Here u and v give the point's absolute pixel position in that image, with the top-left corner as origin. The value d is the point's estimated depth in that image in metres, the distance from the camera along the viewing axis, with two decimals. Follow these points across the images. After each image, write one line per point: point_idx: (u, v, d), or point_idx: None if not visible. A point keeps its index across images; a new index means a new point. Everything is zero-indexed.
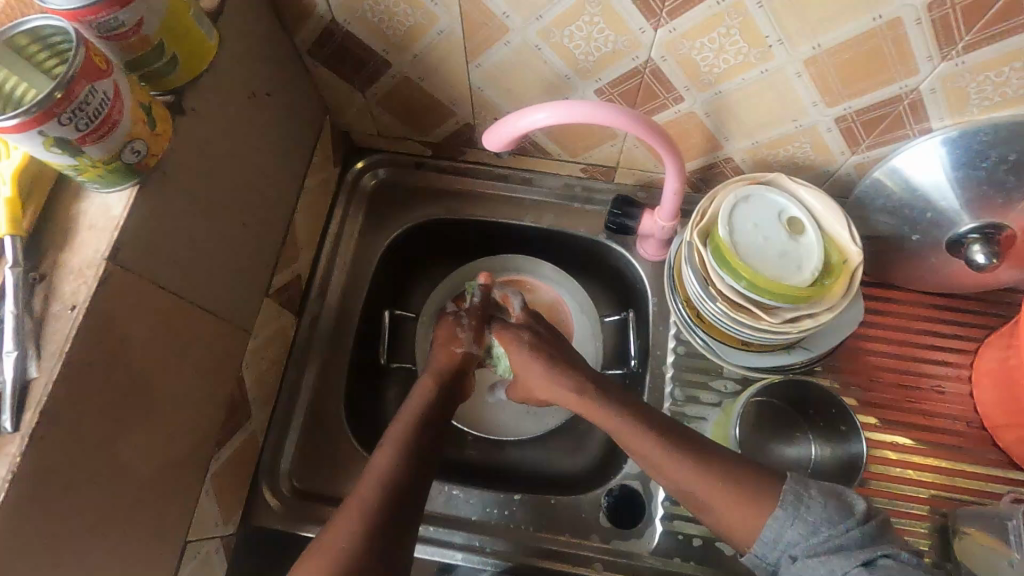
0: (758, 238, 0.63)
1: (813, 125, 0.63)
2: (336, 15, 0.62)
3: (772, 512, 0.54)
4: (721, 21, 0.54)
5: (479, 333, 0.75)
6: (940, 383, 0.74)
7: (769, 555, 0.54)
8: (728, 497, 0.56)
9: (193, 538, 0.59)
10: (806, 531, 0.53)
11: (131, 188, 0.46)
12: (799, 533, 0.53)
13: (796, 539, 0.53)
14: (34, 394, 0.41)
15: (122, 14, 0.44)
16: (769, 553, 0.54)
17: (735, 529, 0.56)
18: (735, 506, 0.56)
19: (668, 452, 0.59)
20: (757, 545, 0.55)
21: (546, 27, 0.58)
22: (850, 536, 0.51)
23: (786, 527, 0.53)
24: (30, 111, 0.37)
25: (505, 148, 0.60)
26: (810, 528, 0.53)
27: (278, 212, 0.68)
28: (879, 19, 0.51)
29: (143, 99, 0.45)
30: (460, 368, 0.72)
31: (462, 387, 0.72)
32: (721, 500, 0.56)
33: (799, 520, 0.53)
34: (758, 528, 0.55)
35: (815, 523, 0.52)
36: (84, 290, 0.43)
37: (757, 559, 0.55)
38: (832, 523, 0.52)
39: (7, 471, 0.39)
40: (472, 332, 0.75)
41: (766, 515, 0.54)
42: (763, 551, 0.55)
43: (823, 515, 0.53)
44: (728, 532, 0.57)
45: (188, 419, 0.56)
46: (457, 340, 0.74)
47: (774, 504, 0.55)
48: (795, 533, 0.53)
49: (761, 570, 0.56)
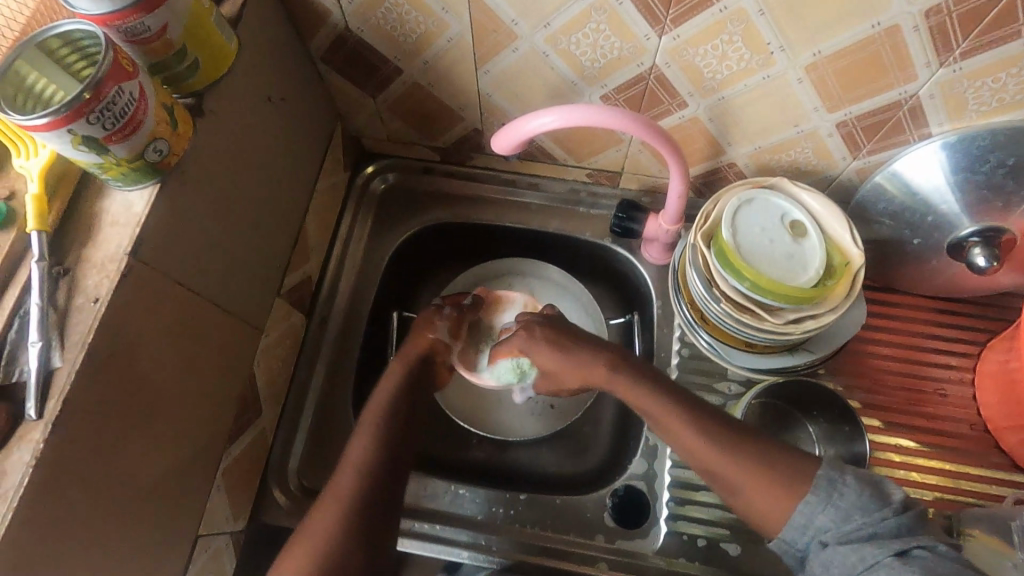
0: (762, 241, 0.64)
1: (814, 130, 0.64)
2: (350, 23, 0.64)
3: (804, 496, 0.54)
4: (723, 28, 0.55)
5: (456, 326, 0.75)
6: (943, 386, 0.74)
7: (799, 540, 0.54)
8: (756, 478, 0.56)
9: (203, 533, 0.60)
10: (839, 518, 0.53)
11: (152, 187, 0.48)
12: (831, 519, 0.53)
13: (828, 525, 0.53)
14: (57, 383, 0.42)
15: (149, 19, 0.46)
16: (798, 538, 0.54)
17: (757, 506, 0.56)
18: (767, 489, 0.55)
19: (697, 433, 0.59)
20: (785, 531, 0.55)
21: (554, 34, 0.60)
22: (885, 525, 0.52)
23: (817, 514, 0.53)
24: (59, 111, 0.39)
25: (513, 152, 0.61)
26: (843, 515, 0.53)
27: (290, 214, 0.70)
28: (878, 26, 0.52)
29: (165, 100, 0.47)
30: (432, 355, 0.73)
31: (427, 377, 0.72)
32: (751, 483, 0.56)
33: (831, 505, 0.53)
34: (786, 514, 0.54)
35: (848, 510, 0.53)
36: (107, 283, 0.45)
37: (783, 544, 0.56)
38: (867, 511, 0.52)
39: (31, 456, 0.41)
40: (449, 323, 0.75)
41: (797, 500, 0.54)
42: (793, 537, 0.55)
43: (857, 503, 0.53)
44: (755, 517, 0.57)
45: (201, 413, 0.57)
46: (434, 327, 0.74)
47: (806, 489, 0.54)
48: (828, 519, 0.53)
49: (788, 556, 0.56)
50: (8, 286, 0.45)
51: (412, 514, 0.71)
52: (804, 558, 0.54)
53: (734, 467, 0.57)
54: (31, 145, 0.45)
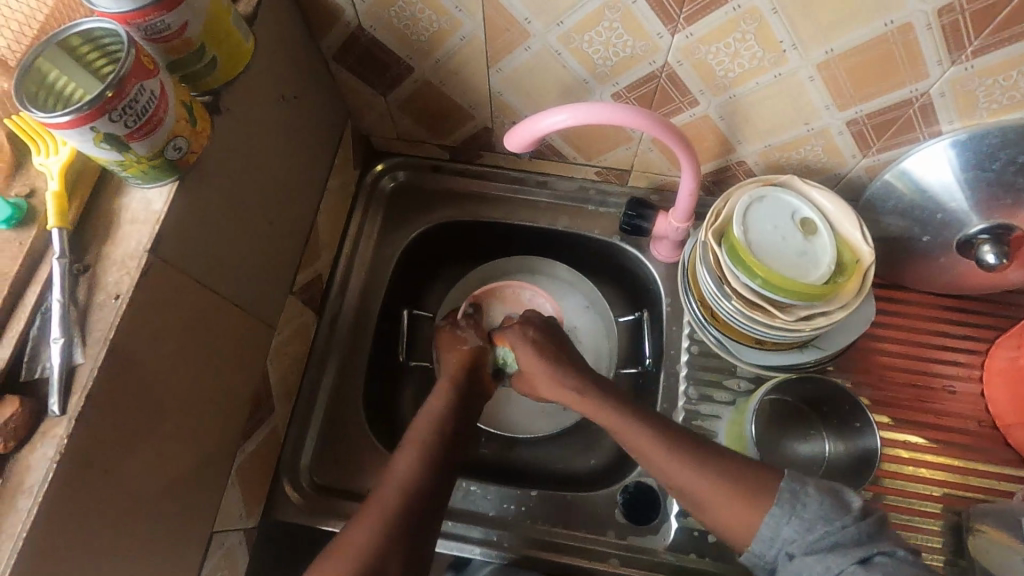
0: (774, 238, 0.64)
1: (824, 127, 0.65)
2: (362, 21, 0.64)
3: (767, 509, 0.54)
4: (736, 26, 0.56)
5: (480, 330, 0.77)
6: (952, 383, 0.75)
7: (767, 552, 0.54)
8: (724, 492, 0.56)
9: (218, 529, 0.61)
10: (803, 528, 0.52)
11: (171, 184, 0.48)
12: (797, 530, 0.53)
13: (793, 536, 0.53)
14: (79, 379, 0.43)
15: (169, 17, 0.46)
16: (768, 551, 0.54)
17: (727, 521, 0.56)
18: (732, 506, 0.56)
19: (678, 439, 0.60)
20: (754, 543, 0.55)
21: (567, 33, 0.60)
22: (847, 533, 0.51)
23: (783, 525, 0.53)
24: (82, 108, 0.39)
25: (525, 150, 0.61)
26: (807, 525, 0.52)
27: (302, 211, 0.70)
28: (890, 24, 0.53)
29: (184, 98, 0.47)
30: (472, 363, 0.73)
31: (480, 386, 0.73)
32: (718, 500, 0.56)
33: (796, 517, 0.53)
34: (755, 526, 0.55)
35: (811, 520, 0.52)
36: (127, 280, 0.45)
37: (755, 556, 0.55)
38: (828, 520, 0.52)
39: (55, 451, 0.41)
40: (474, 331, 0.77)
41: (765, 513, 0.54)
42: (761, 549, 0.55)
43: (819, 513, 0.52)
44: (729, 535, 0.56)
45: (216, 409, 0.57)
46: (462, 339, 0.76)
47: (772, 502, 0.54)
48: (793, 530, 0.53)
49: (760, 569, 0.56)
50: (30, 283, 0.45)
51: None
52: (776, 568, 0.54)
53: (704, 483, 0.57)
54: (51, 142, 0.45)
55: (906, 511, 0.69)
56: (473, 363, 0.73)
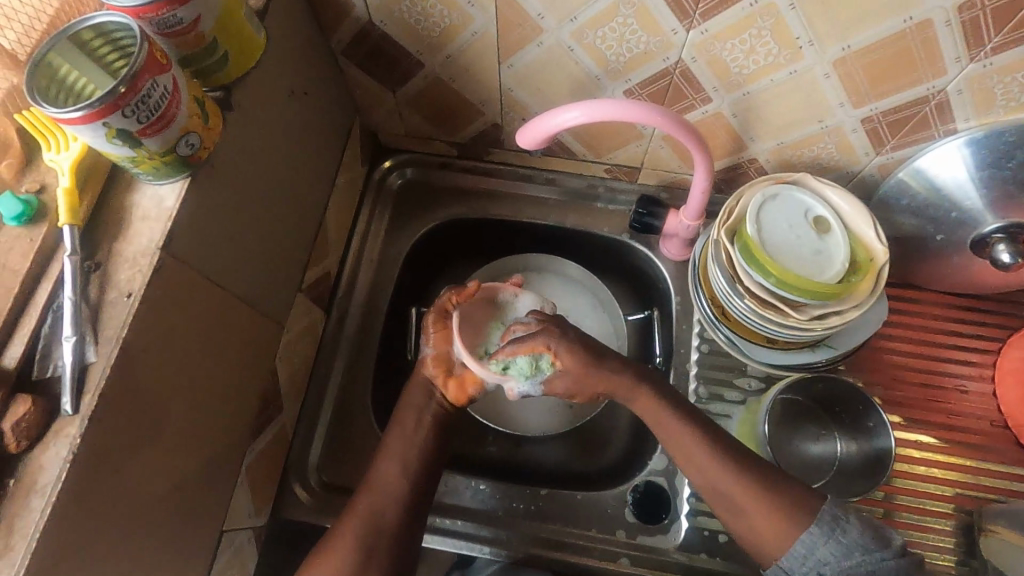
0: (788, 237, 0.64)
1: (838, 125, 0.64)
2: (373, 16, 0.63)
3: (806, 528, 0.54)
4: (753, 22, 0.55)
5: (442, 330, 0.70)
6: (963, 382, 0.74)
7: (797, 570, 0.54)
8: (757, 494, 0.56)
9: (228, 528, 0.60)
10: (840, 552, 0.53)
11: (182, 181, 0.48)
12: (832, 553, 0.53)
13: (829, 558, 0.53)
14: (92, 378, 0.42)
15: (181, 12, 0.45)
16: (797, 568, 0.54)
17: (751, 533, 0.57)
18: (766, 511, 0.56)
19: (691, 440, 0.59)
20: (785, 559, 0.55)
21: (580, 28, 0.60)
22: (885, 565, 0.52)
23: (819, 545, 0.53)
24: (95, 104, 0.39)
25: (537, 147, 0.61)
26: (844, 550, 0.53)
27: (310, 208, 0.70)
28: (909, 20, 0.52)
29: (196, 93, 0.47)
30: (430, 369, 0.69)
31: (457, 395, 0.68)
32: (752, 502, 0.56)
33: (834, 539, 0.53)
34: (788, 542, 0.54)
35: (851, 546, 0.53)
36: (140, 278, 0.45)
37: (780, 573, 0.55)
38: (868, 549, 0.52)
39: (68, 451, 0.40)
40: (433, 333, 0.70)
41: (798, 529, 0.54)
42: (791, 565, 0.54)
43: (859, 541, 0.53)
44: (755, 538, 0.56)
45: (225, 408, 0.57)
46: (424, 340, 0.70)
47: (807, 522, 0.54)
48: (829, 552, 0.53)
49: None
50: (40, 281, 0.44)
51: (432, 509, 0.71)
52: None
53: (734, 483, 0.58)
54: (62, 138, 0.45)
55: (917, 511, 0.69)
56: (432, 377, 0.68)
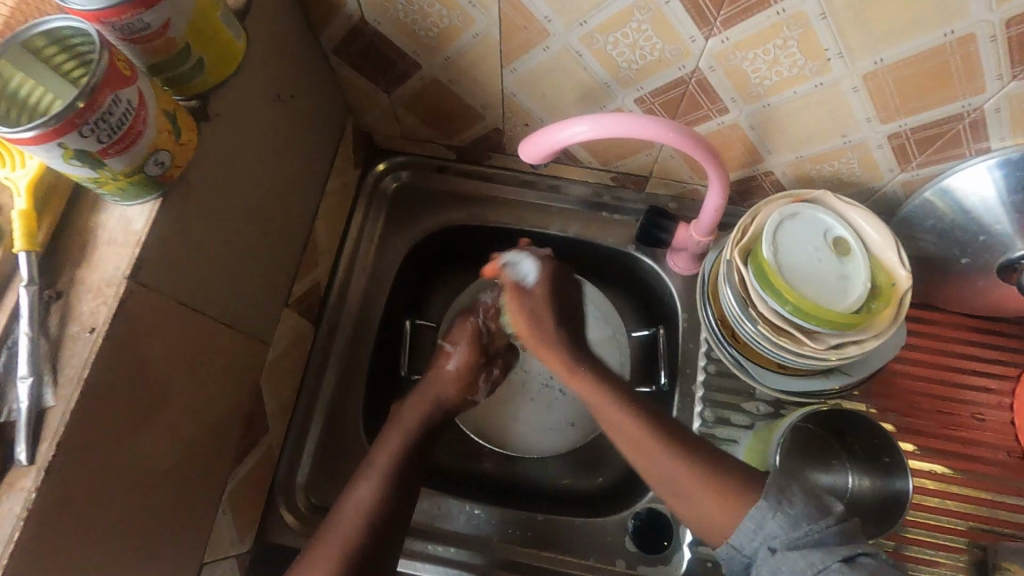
0: (805, 261, 0.60)
1: (863, 140, 0.60)
2: (366, 14, 0.59)
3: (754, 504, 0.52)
4: (779, 31, 0.50)
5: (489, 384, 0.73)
6: (981, 410, 0.71)
7: (746, 545, 0.52)
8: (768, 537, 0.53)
9: (210, 559, 0.57)
10: (788, 524, 0.50)
11: (154, 201, 0.44)
12: (781, 526, 0.50)
13: (777, 530, 0.50)
14: (50, 423, 0.39)
15: (148, 16, 0.41)
16: (747, 544, 0.52)
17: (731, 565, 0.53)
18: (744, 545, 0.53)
19: (696, 475, 0.56)
20: (734, 535, 0.52)
21: (590, 33, 0.55)
22: (829, 534, 0.49)
23: (766, 518, 0.51)
24: (48, 122, 0.34)
25: (541, 161, 0.57)
26: (791, 522, 0.50)
27: (297, 219, 0.65)
28: (950, 34, 0.47)
29: (167, 106, 0.42)
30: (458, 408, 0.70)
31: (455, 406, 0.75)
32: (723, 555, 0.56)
33: (781, 510, 0.50)
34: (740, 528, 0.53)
35: (797, 516, 0.50)
36: (104, 310, 0.41)
37: (732, 550, 0.53)
38: (813, 519, 0.49)
39: (21, 507, 0.37)
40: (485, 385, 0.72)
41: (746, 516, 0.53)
42: (741, 541, 0.52)
43: (804, 511, 0.50)
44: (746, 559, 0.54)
45: (201, 437, 0.53)
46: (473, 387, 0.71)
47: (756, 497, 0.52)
48: (777, 525, 0.50)
49: (735, 564, 0.53)
50: None
51: (424, 535, 0.68)
52: (753, 563, 0.51)
53: None
54: (16, 155, 0.40)
55: (928, 545, 0.66)
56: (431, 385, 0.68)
